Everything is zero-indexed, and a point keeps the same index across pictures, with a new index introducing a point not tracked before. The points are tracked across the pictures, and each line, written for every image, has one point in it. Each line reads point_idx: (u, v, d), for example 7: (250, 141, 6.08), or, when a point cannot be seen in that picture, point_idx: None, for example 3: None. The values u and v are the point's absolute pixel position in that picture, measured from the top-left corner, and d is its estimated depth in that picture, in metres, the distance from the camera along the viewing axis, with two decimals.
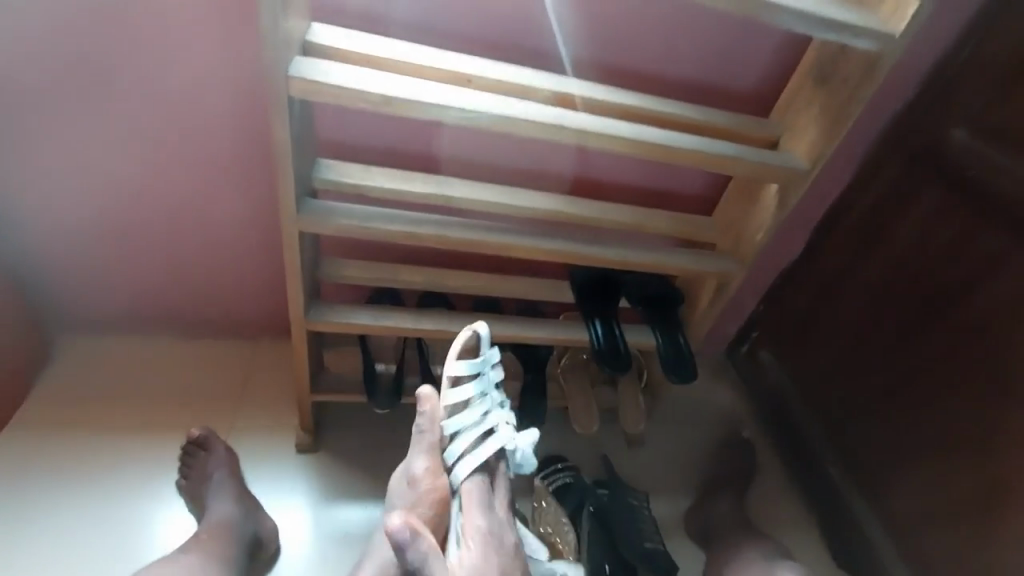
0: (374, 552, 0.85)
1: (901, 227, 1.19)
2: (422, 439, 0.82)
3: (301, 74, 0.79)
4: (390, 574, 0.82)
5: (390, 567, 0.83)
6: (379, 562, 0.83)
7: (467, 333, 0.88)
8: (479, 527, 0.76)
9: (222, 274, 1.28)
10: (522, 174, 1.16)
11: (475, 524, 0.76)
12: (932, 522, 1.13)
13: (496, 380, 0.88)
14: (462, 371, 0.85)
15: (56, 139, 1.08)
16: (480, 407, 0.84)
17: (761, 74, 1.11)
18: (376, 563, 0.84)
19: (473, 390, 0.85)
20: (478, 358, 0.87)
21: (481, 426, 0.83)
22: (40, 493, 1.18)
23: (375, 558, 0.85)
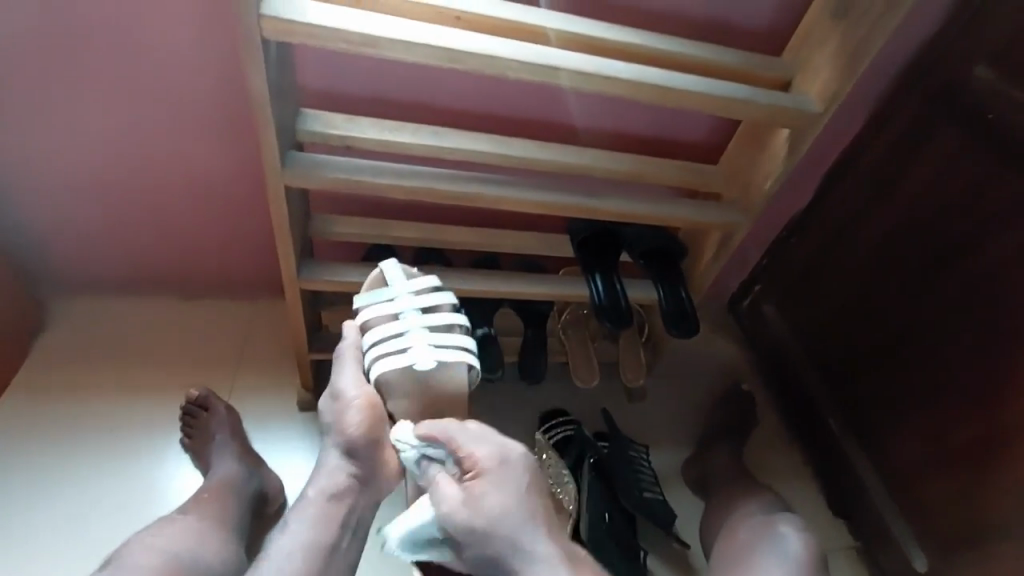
0: (320, 468, 0.86)
1: (914, 175, 1.14)
2: (344, 361, 0.89)
3: (274, 12, 0.73)
4: (336, 479, 0.85)
5: (336, 472, 0.85)
6: (325, 472, 0.85)
7: (375, 270, 0.94)
8: (481, 454, 0.78)
9: (211, 233, 1.25)
10: (517, 123, 1.10)
11: (473, 447, 0.78)
12: (930, 471, 1.15)
13: (419, 299, 0.91)
14: (375, 300, 0.91)
15: (24, 92, 1.02)
16: (393, 324, 0.88)
17: (772, 9, 1.03)
18: (323, 475, 0.85)
19: (390, 313, 0.90)
20: (393, 279, 0.92)
21: (396, 343, 0.87)
22: (48, 454, 1.20)
23: (322, 473, 0.86)
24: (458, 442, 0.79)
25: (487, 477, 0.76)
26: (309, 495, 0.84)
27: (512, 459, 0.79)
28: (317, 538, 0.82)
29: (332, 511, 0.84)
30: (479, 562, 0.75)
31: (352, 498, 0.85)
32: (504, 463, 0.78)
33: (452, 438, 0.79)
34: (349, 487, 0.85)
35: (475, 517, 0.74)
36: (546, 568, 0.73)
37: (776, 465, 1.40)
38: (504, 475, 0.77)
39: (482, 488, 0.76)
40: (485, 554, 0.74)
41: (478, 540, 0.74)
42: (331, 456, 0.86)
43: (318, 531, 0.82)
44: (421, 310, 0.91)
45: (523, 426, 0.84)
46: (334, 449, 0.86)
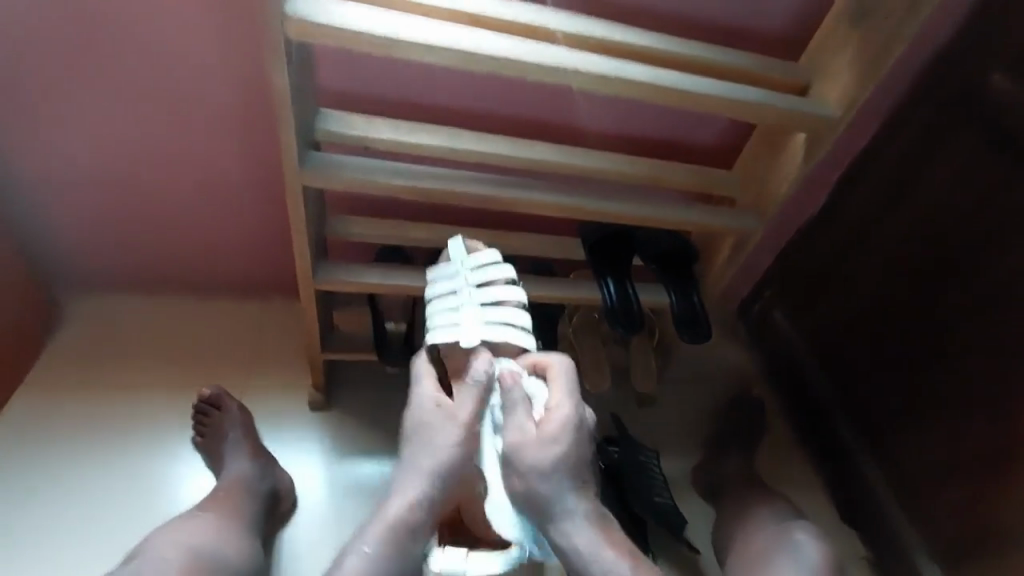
0: (399, 491, 0.80)
1: (931, 181, 1.13)
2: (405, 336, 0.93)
3: (298, 14, 0.74)
4: (417, 507, 0.79)
5: (418, 499, 0.80)
6: (406, 497, 0.80)
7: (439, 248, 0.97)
8: (568, 407, 0.82)
9: (226, 232, 1.25)
10: (532, 126, 1.11)
11: (561, 397, 0.83)
12: (943, 478, 1.14)
13: (477, 274, 0.91)
14: (438, 275, 0.94)
15: (47, 91, 1.04)
16: (449, 297, 0.91)
17: (789, 15, 1.03)
18: (400, 501, 0.79)
19: (449, 287, 0.91)
20: (452, 254, 0.94)
21: (450, 314, 0.89)
22: (61, 450, 1.20)
23: (399, 496, 0.80)
24: (556, 390, 0.84)
25: (561, 422, 0.81)
26: (383, 522, 0.78)
27: (538, 473, 0.79)
28: (393, 574, 0.76)
29: (407, 545, 0.78)
30: (526, 488, 0.80)
31: (426, 532, 0.80)
32: (530, 476, 0.79)
33: (554, 380, 0.85)
34: (427, 519, 0.80)
35: (543, 450, 0.79)
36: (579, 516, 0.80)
37: (787, 472, 1.39)
38: (576, 428, 0.82)
39: (557, 433, 0.81)
40: (535, 482, 0.79)
41: (537, 463, 0.79)
42: (416, 480, 0.80)
43: (390, 565, 0.76)
44: (478, 284, 0.91)
45: (538, 440, 0.80)
46: (421, 473, 0.81)
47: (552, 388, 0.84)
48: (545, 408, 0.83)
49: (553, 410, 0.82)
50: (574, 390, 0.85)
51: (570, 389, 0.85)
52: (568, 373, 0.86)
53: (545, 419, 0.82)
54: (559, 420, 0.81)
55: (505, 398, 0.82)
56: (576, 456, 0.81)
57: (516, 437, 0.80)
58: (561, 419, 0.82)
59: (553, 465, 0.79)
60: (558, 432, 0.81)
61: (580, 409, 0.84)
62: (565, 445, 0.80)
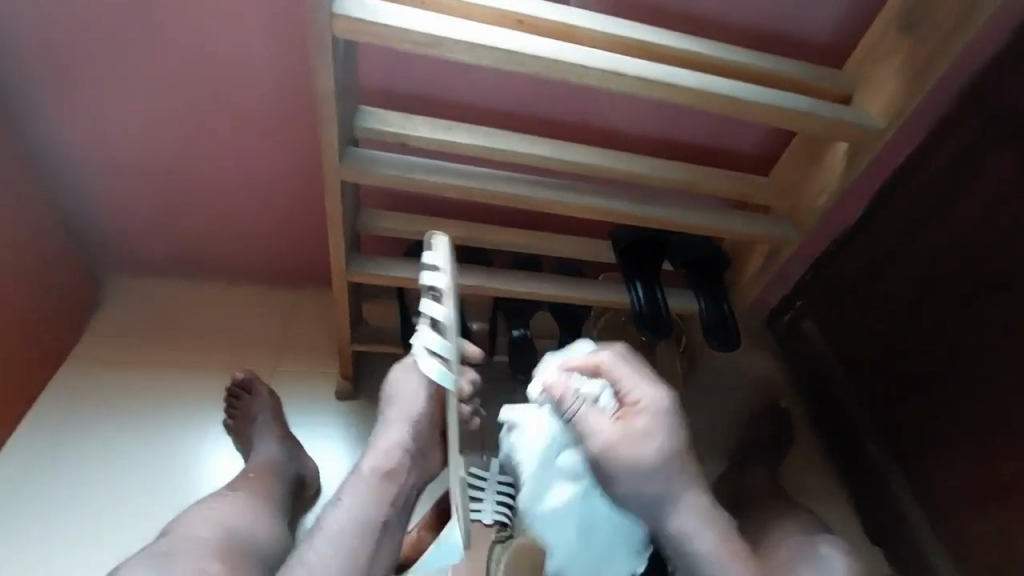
0: (378, 442, 0.90)
1: (975, 194, 1.09)
2: None
3: (345, 12, 0.76)
4: (394, 455, 0.89)
5: (396, 448, 0.89)
6: (382, 447, 0.89)
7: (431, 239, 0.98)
8: (648, 397, 0.93)
9: (262, 221, 1.29)
10: (567, 127, 1.11)
11: (639, 388, 0.94)
12: (975, 502, 1.11)
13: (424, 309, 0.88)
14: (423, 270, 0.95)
15: (103, 81, 1.08)
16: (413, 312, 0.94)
17: (837, 21, 1.01)
18: (380, 452, 0.89)
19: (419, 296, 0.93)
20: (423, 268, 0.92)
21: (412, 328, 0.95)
22: (101, 424, 1.26)
23: (380, 447, 0.89)
24: (625, 381, 0.94)
25: (649, 414, 0.93)
26: (361, 473, 0.87)
27: (642, 472, 0.92)
28: (370, 515, 0.85)
29: (382, 491, 0.87)
30: (633, 499, 0.94)
31: (401, 481, 0.88)
32: (634, 478, 0.92)
33: (614, 373, 0.95)
34: (400, 468, 0.89)
35: (634, 448, 0.91)
36: (688, 510, 0.94)
37: (811, 485, 1.36)
38: (662, 417, 0.93)
39: (643, 420, 0.92)
40: (637, 496, 0.93)
41: (632, 475, 0.91)
42: (392, 432, 0.90)
43: (368, 509, 0.85)
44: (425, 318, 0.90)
45: (626, 437, 0.92)
46: (393, 426, 0.91)
47: (622, 386, 0.94)
48: (622, 404, 0.94)
49: (635, 406, 0.93)
50: (647, 377, 0.96)
51: (643, 380, 0.95)
52: (627, 362, 0.96)
53: (627, 415, 0.93)
54: (648, 411, 0.93)
55: (574, 407, 0.95)
56: (674, 444, 0.93)
57: (601, 441, 0.92)
58: (646, 410, 0.93)
59: (655, 442, 0.92)
60: (653, 423, 0.92)
61: (662, 393, 0.95)
62: (655, 427, 0.93)
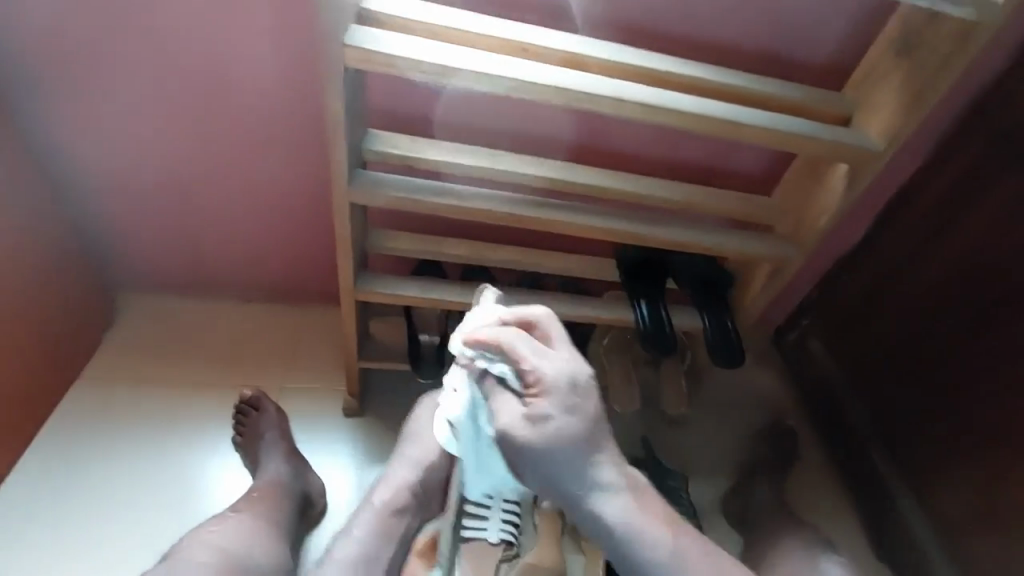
0: (387, 477, 1.02)
1: (978, 214, 1.10)
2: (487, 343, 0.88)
3: (356, 43, 0.79)
4: (401, 492, 0.99)
5: (403, 484, 1.00)
6: (393, 482, 1.00)
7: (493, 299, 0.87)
8: (547, 374, 0.75)
9: (272, 240, 1.32)
10: (572, 148, 1.13)
11: (538, 362, 0.75)
12: (985, 525, 1.10)
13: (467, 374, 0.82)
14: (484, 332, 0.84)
15: (123, 106, 1.12)
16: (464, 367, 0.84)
17: (836, 46, 1.03)
18: (387, 485, 1.00)
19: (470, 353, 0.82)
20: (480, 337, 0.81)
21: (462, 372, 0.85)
22: (110, 440, 1.28)
23: (389, 481, 1.01)
24: (523, 358, 0.75)
25: (550, 396, 0.75)
26: (372, 502, 0.97)
27: (552, 454, 0.75)
28: (373, 543, 0.94)
29: (387, 522, 0.96)
30: (542, 480, 0.78)
31: (405, 515, 0.98)
32: (547, 459, 0.75)
33: (516, 354, 0.75)
34: (406, 503, 0.99)
35: (541, 420, 0.74)
36: (603, 489, 0.80)
37: (820, 505, 1.35)
38: (566, 398, 0.75)
39: (549, 407, 0.74)
40: (548, 467, 0.76)
41: (537, 459, 0.75)
42: (403, 469, 1.02)
43: (373, 539, 0.94)
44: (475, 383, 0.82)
45: (528, 424, 0.74)
46: (403, 465, 1.02)
47: (521, 362, 0.75)
48: (526, 387, 0.76)
49: (534, 388, 0.75)
50: (548, 355, 0.77)
51: (545, 354, 0.76)
52: (539, 343, 0.77)
53: (530, 400, 0.75)
54: (547, 405, 0.74)
55: (484, 384, 0.78)
56: (586, 425, 0.77)
57: (505, 422, 0.75)
58: (549, 395, 0.75)
59: (565, 438, 0.75)
60: (556, 408, 0.75)
61: (567, 373, 0.76)
62: (563, 422, 0.75)
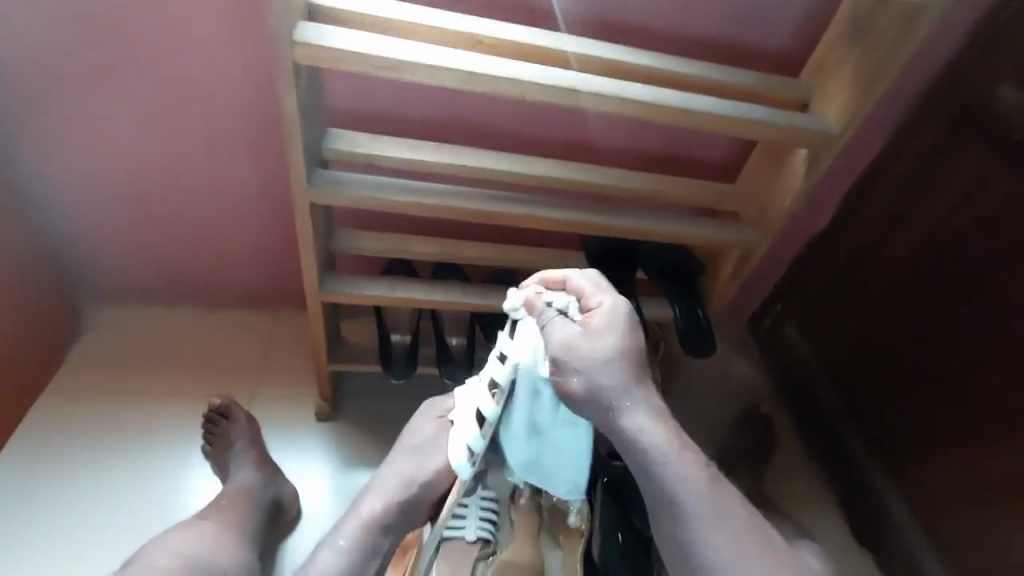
0: (377, 485, 0.91)
1: (938, 195, 1.12)
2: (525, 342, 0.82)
3: (305, 39, 0.77)
4: (390, 506, 0.88)
5: (392, 498, 0.89)
6: (383, 492, 0.89)
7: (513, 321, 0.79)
8: (606, 299, 0.77)
9: (237, 245, 1.29)
10: (536, 142, 1.13)
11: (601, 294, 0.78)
12: (959, 500, 1.12)
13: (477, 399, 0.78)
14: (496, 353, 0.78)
15: (73, 113, 1.09)
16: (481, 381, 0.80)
17: (790, 33, 1.04)
18: (377, 494, 0.90)
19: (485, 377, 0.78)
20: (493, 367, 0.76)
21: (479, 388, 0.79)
22: (76, 456, 1.24)
23: (379, 489, 0.90)
24: (586, 289, 0.78)
25: (606, 317, 0.77)
26: (359, 511, 0.88)
27: (598, 368, 0.75)
28: (354, 556, 0.85)
29: (371, 536, 0.87)
30: (592, 397, 0.75)
31: (393, 529, 0.88)
32: (590, 372, 0.75)
33: (579, 285, 0.78)
34: (397, 516, 0.88)
35: (588, 354, 0.75)
36: (648, 413, 0.79)
37: (798, 489, 1.37)
38: (621, 321, 0.77)
39: (604, 325, 0.77)
40: (599, 380, 0.75)
41: (593, 373, 0.75)
42: (392, 481, 0.90)
43: (355, 552, 0.86)
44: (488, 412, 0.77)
45: (585, 334, 0.76)
46: (390, 479, 0.90)
47: (582, 291, 0.78)
48: (583, 304, 0.78)
49: (594, 306, 0.77)
50: (608, 287, 0.80)
51: (605, 287, 0.79)
52: (596, 277, 0.80)
53: (588, 316, 0.77)
54: (604, 314, 0.77)
55: (543, 319, 0.76)
56: (631, 346, 0.78)
57: (562, 335, 0.75)
58: (603, 312, 0.77)
59: (620, 352, 0.77)
60: (608, 323, 0.77)
61: (624, 301, 0.79)
62: (617, 335, 0.77)
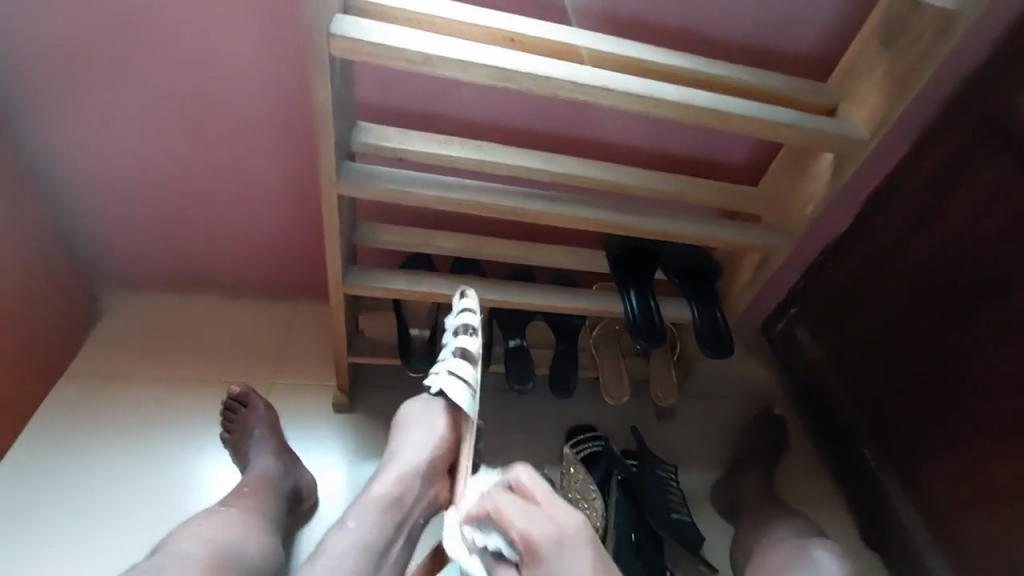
0: (391, 466, 0.88)
1: (960, 203, 1.12)
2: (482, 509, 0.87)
3: (341, 31, 0.78)
4: (408, 483, 0.87)
5: (409, 475, 0.87)
6: (398, 472, 0.87)
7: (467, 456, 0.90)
8: (537, 534, 0.75)
9: (259, 235, 1.30)
10: (560, 140, 1.13)
11: (525, 529, 0.75)
12: (973, 511, 1.11)
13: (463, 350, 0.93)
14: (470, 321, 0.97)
15: (103, 100, 1.10)
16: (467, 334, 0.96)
17: (818, 37, 1.04)
18: (392, 475, 0.87)
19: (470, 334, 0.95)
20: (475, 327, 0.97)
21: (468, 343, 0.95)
22: (96, 439, 1.25)
23: (392, 471, 0.87)
24: (510, 522, 0.76)
25: (544, 556, 0.74)
26: (378, 493, 0.85)
27: None
28: (373, 538, 0.82)
29: (389, 515, 0.85)
30: None
31: (409, 508, 0.87)
32: None
33: (505, 517, 0.76)
34: (412, 493, 0.87)
35: None
36: None
37: (809, 493, 1.37)
38: (562, 554, 0.74)
39: (543, 570, 0.73)
40: None
41: None
42: (406, 459, 0.88)
43: (375, 532, 0.83)
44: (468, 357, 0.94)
45: None
46: (404, 458, 0.88)
47: (508, 524, 0.76)
48: (517, 550, 0.75)
49: (526, 547, 0.74)
50: (538, 508, 0.78)
51: (534, 504, 0.78)
52: (521, 494, 0.79)
53: (526, 563, 0.74)
54: (542, 547, 0.74)
55: (480, 554, 0.78)
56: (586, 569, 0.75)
57: None
58: (536, 551, 0.74)
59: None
60: (553, 563, 0.73)
61: (557, 525, 0.76)
62: (563, 559, 0.74)
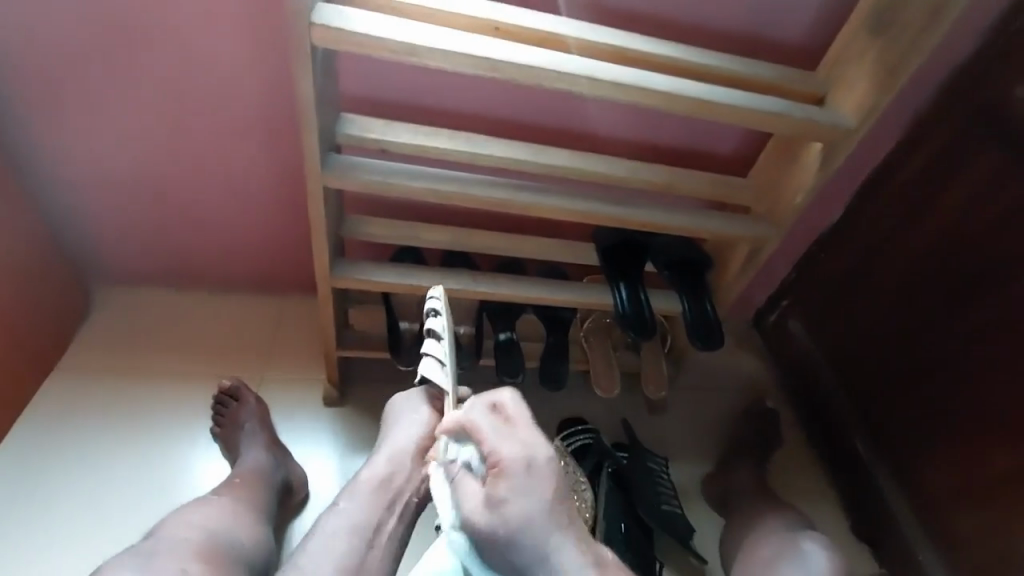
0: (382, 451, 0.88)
1: (952, 194, 1.11)
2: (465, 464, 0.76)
3: (323, 21, 0.77)
4: (397, 462, 0.87)
5: (399, 456, 0.87)
6: (387, 454, 0.87)
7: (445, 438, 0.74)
8: (505, 452, 0.66)
9: (247, 229, 1.30)
10: (548, 132, 1.12)
11: (498, 444, 0.67)
12: (965, 502, 1.11)
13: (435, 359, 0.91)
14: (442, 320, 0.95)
15: (87, 94, 1.09)
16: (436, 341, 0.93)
17: (806, 27, 1.04)
18: (382, 458, 0.87)
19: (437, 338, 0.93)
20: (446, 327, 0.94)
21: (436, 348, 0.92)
22: (85, 435, 1.25)
23: (383, 455, 0.88)
24: (483, 436, 0.68)
25: (510, 475, 0.65)
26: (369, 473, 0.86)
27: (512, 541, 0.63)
28: (366, 517, 0.82)
29: (381, 494, 0.85)
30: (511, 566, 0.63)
31: (400, 488, 0.86)
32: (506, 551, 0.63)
33: (477, 434, 0.69)
34: (403, 473, 0.87)
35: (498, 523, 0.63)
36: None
37: (800, 484, 1.37)
38: (530, 479, 0.65)
39: (505, 488, 0.64)
40: (512, 551, 0.63)
41: (507, 549, 0.63)
42: (395, 442, 0.89)
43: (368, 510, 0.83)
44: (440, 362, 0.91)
45: (489, 503, 0.64)
46: (394, 441, 0.89)
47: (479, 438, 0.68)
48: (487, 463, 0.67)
49: (497, 463, 0.66)
50: (512, 426, 0.69)
51: (511, 429, 0.68)
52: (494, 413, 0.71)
53: (493, 478, 0.65)
54: (510, 468, 0.65)
55: (453, 475, 0.70)
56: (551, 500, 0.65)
57: (467, 504, 0.65)
58: (505, 469, 0.65)
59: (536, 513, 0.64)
60: (519, 484, 0.64)
61: (529, 447, 0.67)
62: (528, 487, 0.65)
